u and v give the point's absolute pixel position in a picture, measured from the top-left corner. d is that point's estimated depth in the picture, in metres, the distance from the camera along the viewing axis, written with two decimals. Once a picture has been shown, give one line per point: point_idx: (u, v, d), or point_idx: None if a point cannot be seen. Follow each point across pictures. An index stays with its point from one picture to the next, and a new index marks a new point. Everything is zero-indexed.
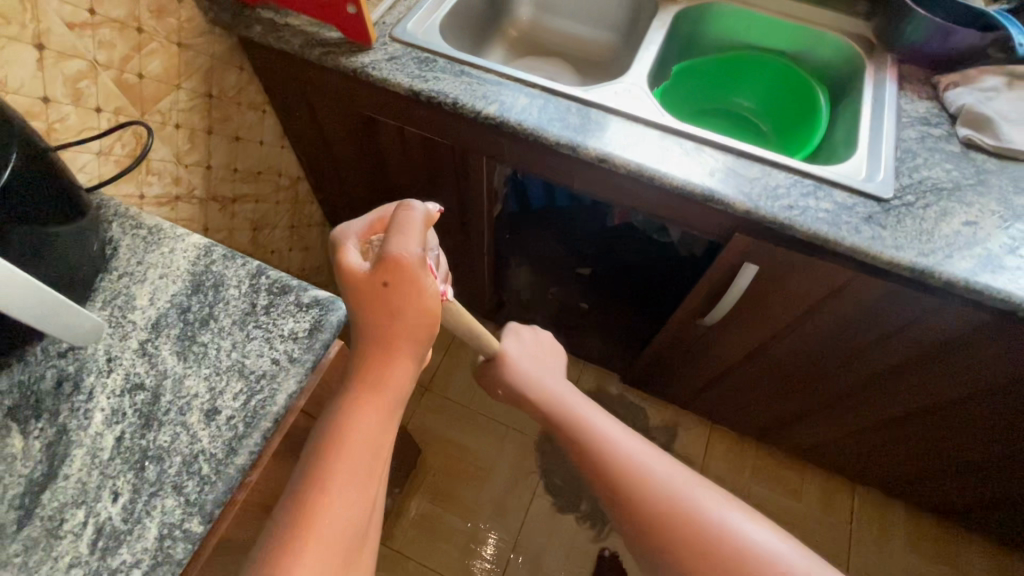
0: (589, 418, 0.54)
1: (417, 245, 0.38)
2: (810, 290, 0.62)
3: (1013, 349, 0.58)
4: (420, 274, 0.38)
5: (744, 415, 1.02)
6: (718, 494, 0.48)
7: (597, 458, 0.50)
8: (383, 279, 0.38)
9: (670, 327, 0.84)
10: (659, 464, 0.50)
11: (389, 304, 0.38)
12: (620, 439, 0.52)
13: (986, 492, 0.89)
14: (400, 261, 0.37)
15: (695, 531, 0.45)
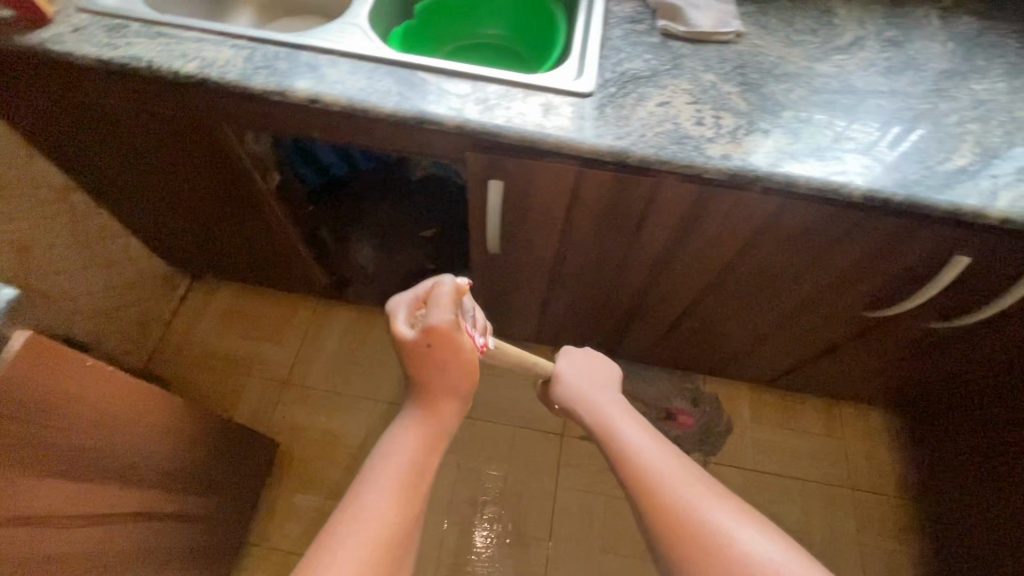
0: (627, 440, 0.57)
1: (445, 313, 0.48)
2: (555, 196, 0.66)
3: (732, 214, 0.65)
4: (455, 334, 0.48)
5: (583, 336, 1.07)
6: (752, 527, 0.50)
7: (643, 493, 0.53)
8: (428, 341, 0.48)
9: (476, 264, 0.86)
10: (700, 495, 0.52)
11: (434, 358, 0.50)
12: (662, 468, 0.54)
13: (789, 355, 1.00)
14: (435, 328, 0.47)
15: (742, 568, 0.47)
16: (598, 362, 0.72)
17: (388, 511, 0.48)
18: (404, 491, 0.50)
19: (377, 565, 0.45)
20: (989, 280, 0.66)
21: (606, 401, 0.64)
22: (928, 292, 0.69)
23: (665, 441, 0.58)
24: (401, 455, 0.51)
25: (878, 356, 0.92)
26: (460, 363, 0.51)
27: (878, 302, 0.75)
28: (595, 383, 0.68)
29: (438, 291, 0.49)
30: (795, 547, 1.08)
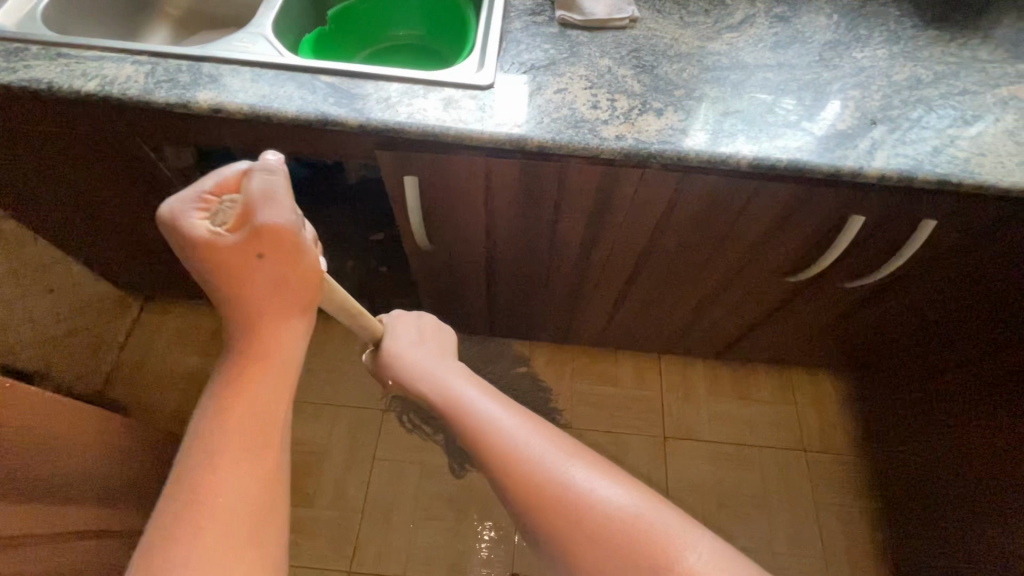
0: (466, 404, 0.54)
1: (285, 212, 0.39)
2: (471, 187, 0.68)
3: (641, 193, 0.67)
4: (297, 236, 0.40)
5: (533, 324, 1.10)
6: (589, 467, 0.49)
7: (484, 449, 0.51)
8: (259, 250, 0.39)
9: (412, 261, 0.87)
10: (538, 443, 0.50)
11: (270, 273, 0.41)
12: (499, 423, 0.52)
13: (730, 327, 1.03)
14: (274, 231, 0.39)
15: (578, 512, 0.46)
16: (431, 328, 0.67)
17: (227, 501, 0.38)
18: (252, 450, 0.40)
19: (235, 536, 0.37)
20: (888, 235, 0.70)
21: (444, 367, 0.60)
22: (836, 252, 0.72)
23: (503, 397, 0.56)
24: (238, 404, 0.41)
25: (810, 320, 0.96)
26: (302, 273, 0.43)
27: (795, 266, 0.79)
28: (432, 351, 0.63)
29: (269, 191, 0.39)
30: (755, 511, 1.11)
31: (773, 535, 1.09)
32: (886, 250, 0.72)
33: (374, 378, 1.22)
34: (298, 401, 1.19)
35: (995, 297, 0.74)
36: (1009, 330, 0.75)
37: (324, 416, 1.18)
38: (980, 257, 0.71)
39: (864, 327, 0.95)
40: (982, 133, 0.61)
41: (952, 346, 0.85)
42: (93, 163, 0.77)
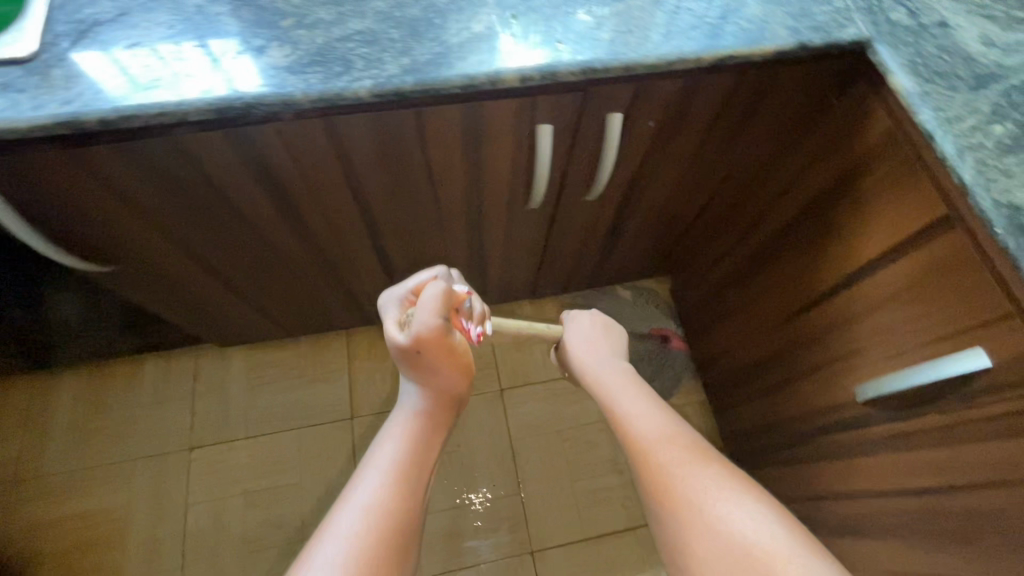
0: (629, 416, 0.61)
1: (432, 318, 0.49)
2: (82, 186, 0.55)
3: (292, 148, 0.57)
4: (444, 337, 0.50)
5: (320, 310, 0.98)
6: (747, 499, 0.52)
7: (637, 457, 0.58)
8: (416, 348, 0.51)
9: (106, 282, 0.72)
10: (690, 460, 0.55)
11: (423, 360, 0.53)
12: (648, 433, 0.59)
13: (522, 262, 0.97)
14: (426, 335, 0.49)
15: (706, 520, 0.51)
16: (614, 330, 0.77)
17: (391, 489, 0.54)
18: (410, 491, 0.55)
19: (383, 548, 0.50)
20: (589, 135, 0.65)
21: (611, 367, 0.69)
22: (546, 165, 0.66)
23: (673, 418, 0.61)
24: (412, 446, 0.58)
25: (589, 237, 0.92)
26: (449, 362, 0.54)
27: (527, 187, 0.73)
28: (602, 349, 0.72)
29: (428, 297, 0.49)
30: (599, 437, 1.10)
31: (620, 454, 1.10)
32: (598, 152, 0.68)
33: (170, 416, 1.05)
34: (83, 467, 1.01)
35: (734, 183, 0.81)
36: (766, 192, 0.77)
37: (118, 475, 1.01)
38: (696, 131, 0.69)
39: (643, 227, 0.93)
40: (632, 8, 0.55)
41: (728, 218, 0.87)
42: None
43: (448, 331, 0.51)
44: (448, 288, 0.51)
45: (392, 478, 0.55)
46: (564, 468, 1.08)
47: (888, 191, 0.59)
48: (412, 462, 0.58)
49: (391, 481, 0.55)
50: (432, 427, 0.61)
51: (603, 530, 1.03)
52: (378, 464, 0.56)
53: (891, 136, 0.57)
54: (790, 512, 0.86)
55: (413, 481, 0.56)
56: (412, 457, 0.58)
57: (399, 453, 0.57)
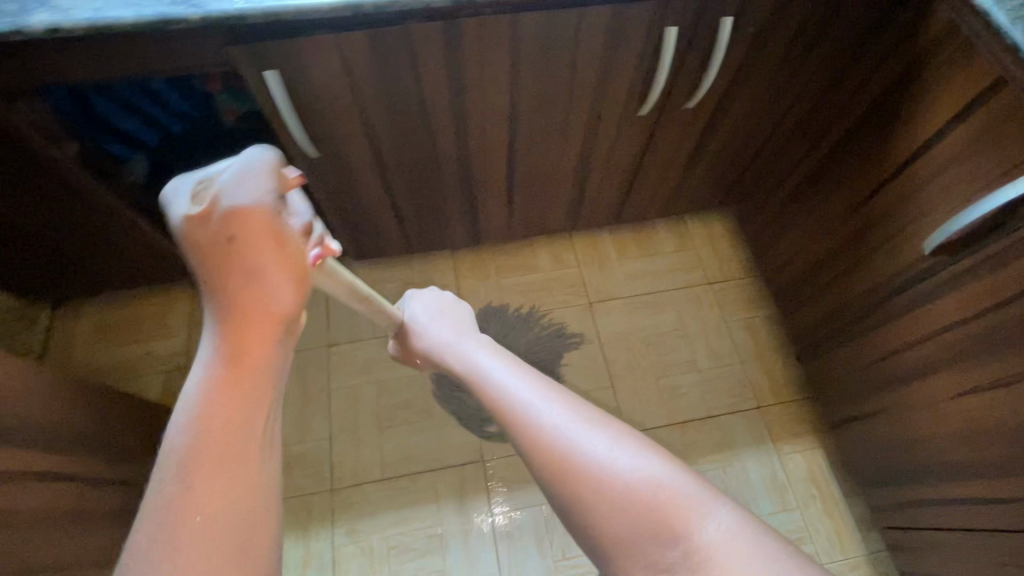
0: (492, 389, 0.64)
1: (264, 199, 0.42)
2: (330, 71, 0.73)
3: (484, 45, 0.75)
4: (276, 223, 0.42)
5: (443, 224, 1.16)
6: (619, 442, 0.55)
7: (506, 414, 0.60)
8: (227, 234, 0.41)
9: (304, 175, 0.91)
10: (560, 407, 0.58)
11: (239, 254, 0.41)
12: (518, 394, 0.61)
13: (616, 181, 1.13)
14: (251, 210, 0.41)
15: (594, 480, 0.53)
16: (461, 315, 0.88)
17: (212, 450, 0.40)
18: (236, 455, 0.41)
19: (211, 531, 0.38)
20: (700, 40, 0.81)
21: (464, 341, 0.78)
22: (664, 67, 0.83)
23: (536, 376, 0.64)
24: (236, 400, 0.42)
25: (679, 152, 1.08)
26: (280, 261, 0.43)
27: (642, 95, 0.90)
28: (449, 329, 0.83)
29: (246, 170, 0.42)
30: (677, 343, 1.26)
31: (695, 358, 1.24)
32: (706, 57, 0.84)
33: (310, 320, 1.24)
34: None
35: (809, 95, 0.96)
36: (840, 97, 0.92)
37: None
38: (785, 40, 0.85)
39: (725, 144, 1.08)
40: None
41: (804, 129, 1.02)
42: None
43: (279, 218, 0.43)
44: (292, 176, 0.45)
45: (207, 435, 0.40)
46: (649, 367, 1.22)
47: (951, 71, 0.74)
48: (224, 417, 0.41)
49: (210, 424, 0.40)
50: (259, 381, 0.43)
51: (687, 418, 1.18)
52: (177, 429, 0.40)
53: (951, 23, 0.72)
54: (862, 382, 0.99)
55: (230, 447, 0.40)
56: (226, 415, 0.41)
57: (207, 406, 0.41)
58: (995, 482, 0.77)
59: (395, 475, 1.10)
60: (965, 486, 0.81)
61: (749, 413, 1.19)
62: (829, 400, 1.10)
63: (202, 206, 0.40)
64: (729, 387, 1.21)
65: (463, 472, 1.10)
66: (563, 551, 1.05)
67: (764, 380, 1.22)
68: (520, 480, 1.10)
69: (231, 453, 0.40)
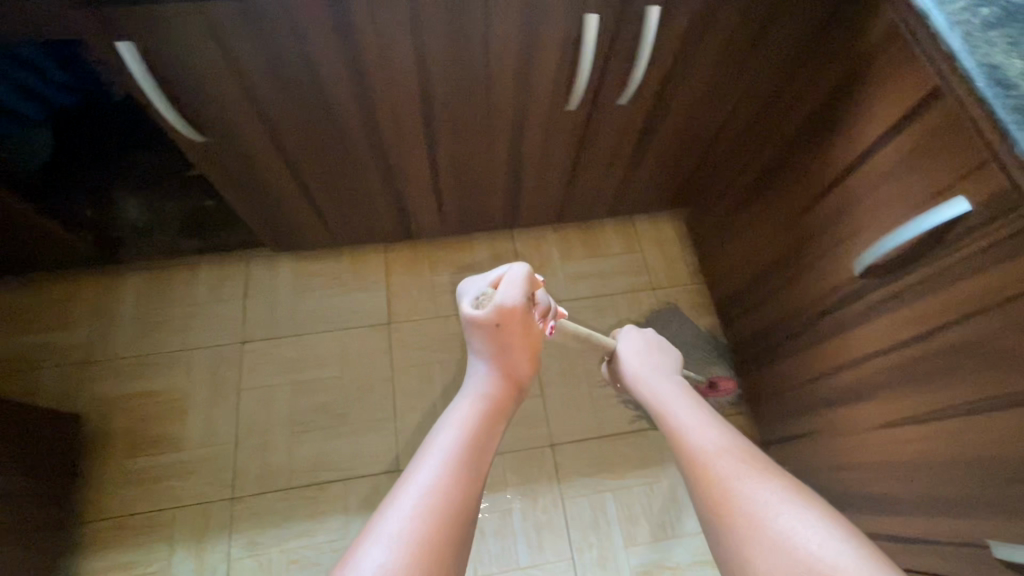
0: (681, 423, 0.65)
1: (516, 295, 0.61)
2: (197, 45, 0.65)
3: (377, 23, 0.66)
4: (523, 312, 0.62)
5: (368, 216, 1.08)
6: (793, 499, 0.53)
7: (687, 460, 0.61)
8: (494, 322, 0.61)
9: (195, 158, 0.82)
10: (736, 459, 0.58)
11: (515, 326, 0.62)
12: (699, 438, 0.62)
13: (553, 177, 1.06)
14: (500, 310, 0.60)
15: (752, 534, 0.51)
16: (659, 350, 0.83)
17: (456, 471, 0.55)
18: (472, 476, 0.56)
19: (444, 529, 0.51)
20: (627, 29, 0.74)
21: (664, 380, 0.75)
22: (587, 60, 0.76)
23: (723, 423, 0.64)
24: (475, 438, 0.60)
25: (617, 152, 1.02)
26: (522, 340, 0.65)
27: (568, 88, 0.83)
28: (654, 366, 0.78)
29: (514, 277, 0.62)
30: None
31: None
32: (634, 49, 0.77)
33: (224, 313, 1.15)
34: (146, 354, 1.11)
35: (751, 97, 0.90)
36: (788, 97, 0.85)
37: (177, 362, 1.11)
38: (720, 37, 0.79)
39: (667, 143, 1.02)
40: None
41: (751, 130, 0.95)
42: None
43: (525, 310, 0.62)
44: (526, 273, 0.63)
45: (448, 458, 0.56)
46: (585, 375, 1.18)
47: (887, 79, 0.68)
48: (474, 439, 0.60)
49: (460, 448, 0.58)
50: (494, 427, 0.63)
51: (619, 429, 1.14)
52: (441, 447, 0.58)
53: (891, 27, 0.66)
54: (793, 400, 0.95)
55: (470, 468, 0.57)
56: (467, 449, 0.58)
57: (460, 438, 0.59)
58: (912, 516, 0.73)
59: (303, 484, 1.03)
60: (883, 517, 0.78)
61: None
62: (763, 415, 1.06)
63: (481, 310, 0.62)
64: None
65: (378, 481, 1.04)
66: (476, 568, 1.00)
67: (702, 392, 1.17)
68: None
69: (468, 472, 0.56)
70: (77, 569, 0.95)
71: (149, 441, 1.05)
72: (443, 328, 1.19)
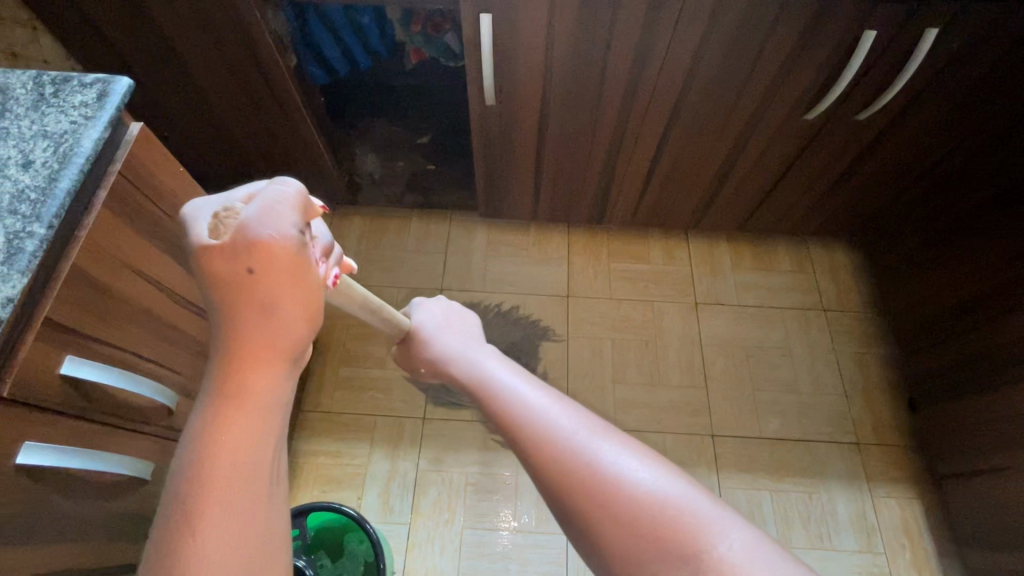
0: (494, 395, 0.47)
1: (284, 226, 0.32)
2: (534, 20, 0.81)
3: (682, 18, 0.80)
4: (280, 258, 0.31)
5: (574, 197, 1.21)
6: (635, 454, 0.40)
7: (523, 446, 0.42)
8: (246, 268, 0.31)
9: (474, 116, 0.99)
10: (581, 434, 0.41)
11: (265, 295, 0.31)
12: (518, 394, 0.45)
13: (755, 185, 1.14)
14: (263, 244, 0.31)
15: (607, 503, 0.38)
16: (459, 316, 0.67)
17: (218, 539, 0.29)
18: (250, 512, 0.31)
19: None
20: (894, 46, 0.82)
21: (471, 346, 0.57)
22: (851, 72, 0.85)
23: (540, 383, 0.47)
24: (228, 448, 0.31)
25: (828, 169, 1.08)
26: (308, 304, 0.33)
27: (815, 96, 0.92)
28: (456, 335, 0.62)
29: (279, 201, 0.32)
30: (778, 361, 1.24)
31: (792, 379, 1.22)
32: (896, 65, 0.85)
33: (429, 263, 1.32)
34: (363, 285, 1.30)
35: (991, 132, 0.93)
36: None
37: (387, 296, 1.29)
38: (980, 69, 0.85)
39: (883, 167, 1.06)
40: None
41: (973, 167, 0.99)
42: (240, 68, 0.96)
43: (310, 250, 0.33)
44: (296, 196, 0.33)
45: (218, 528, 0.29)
46: (747, 379, 1.22)
47: None
48: (251, 462, 0.31)
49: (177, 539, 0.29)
50: (249, 450, 0.31)
51: (777, 435, 1.16)
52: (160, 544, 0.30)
53: None
54: (990, 432, 0.94)
55: (246, 522, 0.30)
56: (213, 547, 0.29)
57: (178, 484, 0.30)
58: None
59: (482, 421, 1.15)
60: None
61: (842, 447, 1.15)
62: (948, 451, 1.05)
63: (219, 238, 0.31)
64: (828, 416, 1.18)
65: None
66: None
67: (866, 419, 1.17)
68: None
69: (243, 523, 0.30)
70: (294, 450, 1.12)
71: (359, 355, 1.22)
72: (615, 311, 1.29)
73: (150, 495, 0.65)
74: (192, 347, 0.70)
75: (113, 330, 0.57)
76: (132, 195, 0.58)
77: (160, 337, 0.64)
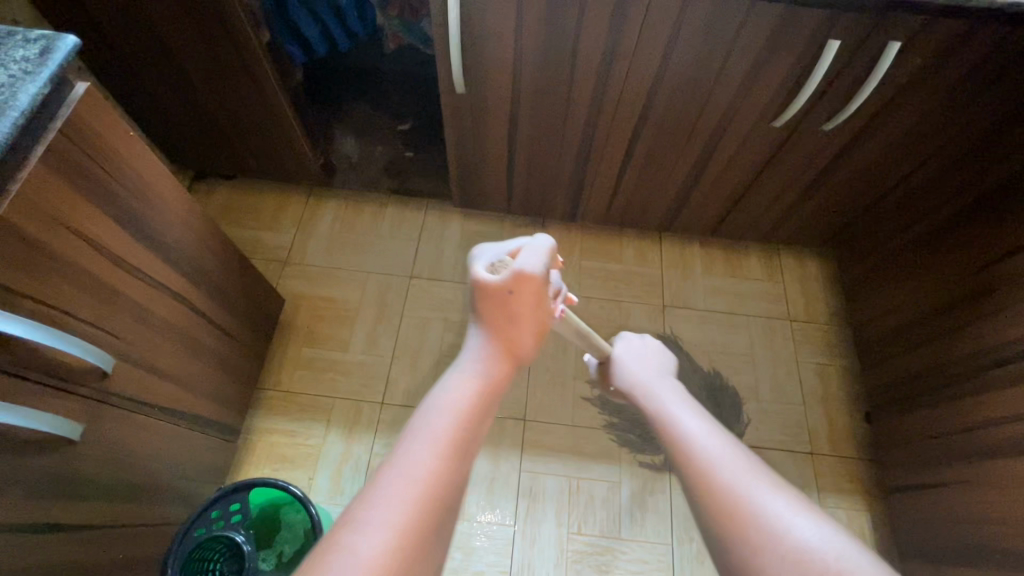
0: (678, 424, 0.62)
1: (538, 263, 0.55)
2: (503, 12, 0.81)
3: (650, 19, 0.80)
4: (535, 284, 0.55)
5: (546, 192, 1.21)
6: (786, 500, 0.51)
7: (697, 480, 0.55)
8: (508, 288, 0.55)
9: (446, 105, 0.99)
10: (750, 477, 0.53)
11: (512, 305, 0.56)
12: (704, 444, 0.58)
13: (726, 190, 1.14)
14: (514, 275, 0.54)
15: (766, 555, 0.48)
16: (656, 353, 0.82)
17: (444, 469, 0.48)
18: (455, 460, 0.50)
19: (418, 539, 0.44)
20: (860, 59, 0.83)
21: (659, 382, 0.73)
22: (815, 81, 0.86)
23: (724, 432, 0.60)
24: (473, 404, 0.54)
25: (796, 179, 1.09)
26: (535, 316, 0.58)
27: (782, 104, 0.92)
28: (648, 367, 0.77)
29: (539, 249, 0.56)
30: (740, 368, 1.24)
31: (752, 386, 1.22)
32: (861, 79, 0.86)
33: (400, 249, 1.31)
34: (332, 267, 1.29)
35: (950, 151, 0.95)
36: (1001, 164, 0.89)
37: (356, 279, 1.28)
38: (938, 90, 0.86)
39: (849, 181, 1.07)
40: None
41: (941, 181, 0.99)
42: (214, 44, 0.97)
43: (544, 282, 0.56)
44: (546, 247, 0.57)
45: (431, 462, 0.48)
46: (707, 383, 1.22)
47: None
48: (463, 429, 0.52)
49: (439, 449, 0.49)
50: (487, 407, 0.56)
51: (733, 441, 1.17)
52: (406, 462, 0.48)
53: None
54: (936, 448, 0.96)
55: (460, 451, 0.51)
56: (441, 468, 0.48)
57: (455, 408, 0.53)
58: None
59: None
60: None
61: (797, 456, 1.16)
62: (897, 464, 1.06)
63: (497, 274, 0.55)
64: (785, 424, 1.19)
65: (503, 424, 1.14)
66: (580, 527, 1.06)
67: (823, 429, 1.18)
68: (557, 449, 1.13)
69: (453, 464, 0.50)
70: (250, 426, 1.12)
71: (323, 337, 1.22)
72: (583, 308, 1.29)
73: (80, 457, 0.64)
74: (135, 313, 0.70)
75: (42, 289, 0.56)
76: (70, 155, 0.57)
77: (96, 302, 0.64)
